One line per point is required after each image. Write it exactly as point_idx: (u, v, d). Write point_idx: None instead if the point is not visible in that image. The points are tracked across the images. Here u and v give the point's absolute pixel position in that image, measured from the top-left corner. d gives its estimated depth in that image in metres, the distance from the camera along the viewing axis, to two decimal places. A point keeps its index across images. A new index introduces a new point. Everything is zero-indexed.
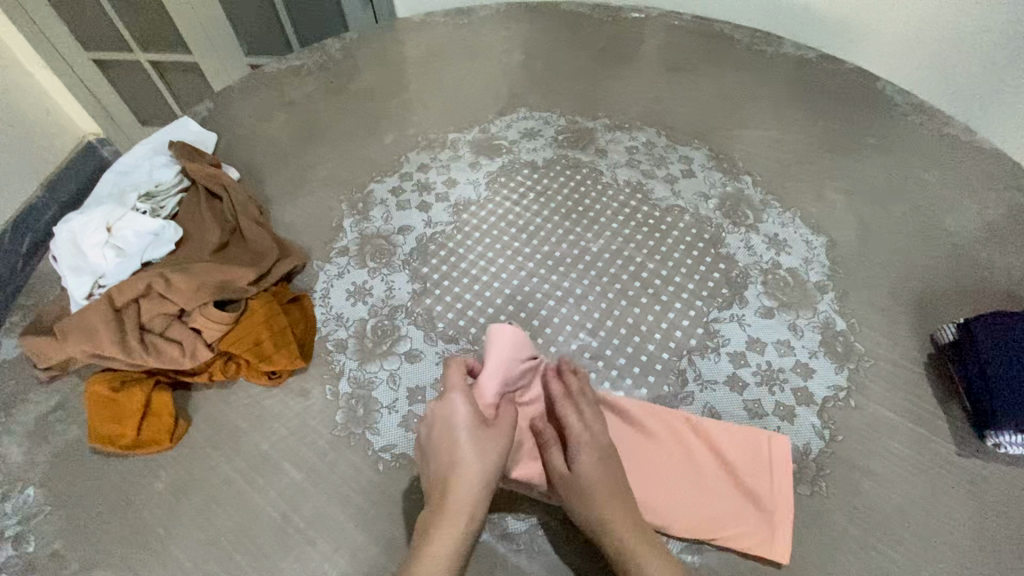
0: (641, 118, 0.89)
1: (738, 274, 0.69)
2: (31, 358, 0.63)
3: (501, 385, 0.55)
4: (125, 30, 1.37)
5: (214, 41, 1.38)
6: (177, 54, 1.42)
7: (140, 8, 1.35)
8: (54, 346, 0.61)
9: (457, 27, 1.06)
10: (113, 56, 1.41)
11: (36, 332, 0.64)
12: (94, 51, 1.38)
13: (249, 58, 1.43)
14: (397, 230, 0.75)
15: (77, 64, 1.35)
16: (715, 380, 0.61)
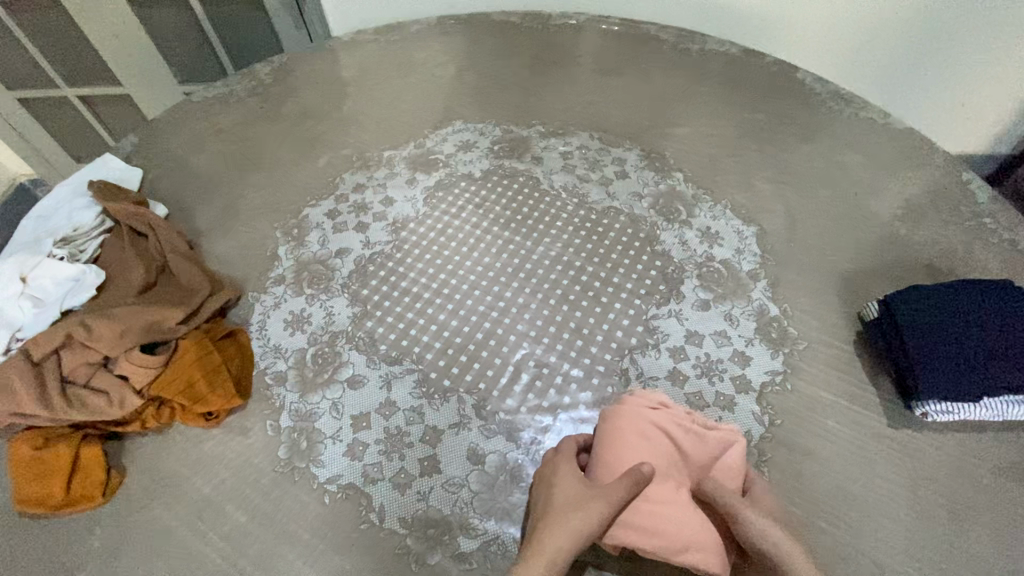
0: (574, 123, 0.90)
1: (674, 270, 0.70)
2: None
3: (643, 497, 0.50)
4: (48, 67, 1.31)
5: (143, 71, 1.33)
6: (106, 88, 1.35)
7: (60, 46, 1.28)
8: None
9: (389, 43, 1.06)
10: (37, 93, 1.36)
11: None
12: (16, 89, 1.35)
13: (183, 87, 1.38)
14: (334, 254, 0.73)
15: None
16: (657, 377, 0.61)
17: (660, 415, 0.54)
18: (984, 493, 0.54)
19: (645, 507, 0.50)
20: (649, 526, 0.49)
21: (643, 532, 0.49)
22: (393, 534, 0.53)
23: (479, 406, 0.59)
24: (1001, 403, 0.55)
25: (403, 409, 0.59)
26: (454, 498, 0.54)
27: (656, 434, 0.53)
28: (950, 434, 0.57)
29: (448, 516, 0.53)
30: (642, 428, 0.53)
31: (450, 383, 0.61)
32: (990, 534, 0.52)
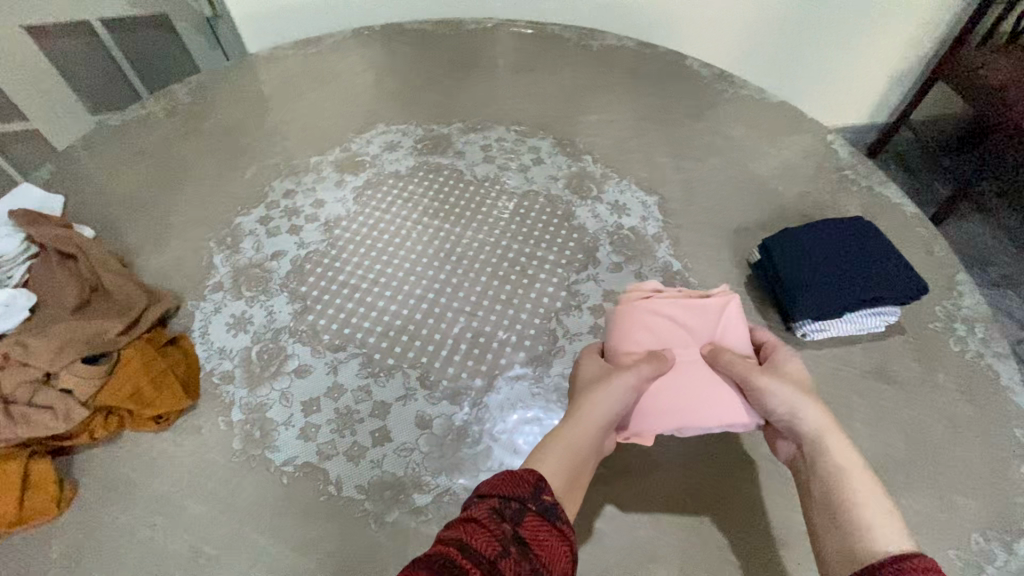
0: (490, 118, 0.96)
1: (589, 240, 0.78)
2: None
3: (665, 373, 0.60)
4: None
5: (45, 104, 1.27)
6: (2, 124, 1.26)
7: None
8: None
9: (307, 57, 1.10)
10: None
11: None
12: None
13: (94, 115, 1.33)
14: (270, 257, 0.76)
15: None
16: (581, 332, 0.68)
17: (663, 310, 0.63)
18: (857, 395, 0.64)
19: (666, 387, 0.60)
20: (672, 401, 0.59)
21: (671, 408, 0.59)
22: (351, 501, 0.56)
23: (422, 377, 0.64)
24: (860, 316, 0.66)
25: (351, 389, 0.63)
26: (406, 461, 0.58)
27: (666, 325, 0.62)
28: (827, 351, 0.67)
29: (402, 477, 0.57)
30: (650, 324, 0.62)
31: (393, 361, 0.66)
32: (863, 427, 0.62)
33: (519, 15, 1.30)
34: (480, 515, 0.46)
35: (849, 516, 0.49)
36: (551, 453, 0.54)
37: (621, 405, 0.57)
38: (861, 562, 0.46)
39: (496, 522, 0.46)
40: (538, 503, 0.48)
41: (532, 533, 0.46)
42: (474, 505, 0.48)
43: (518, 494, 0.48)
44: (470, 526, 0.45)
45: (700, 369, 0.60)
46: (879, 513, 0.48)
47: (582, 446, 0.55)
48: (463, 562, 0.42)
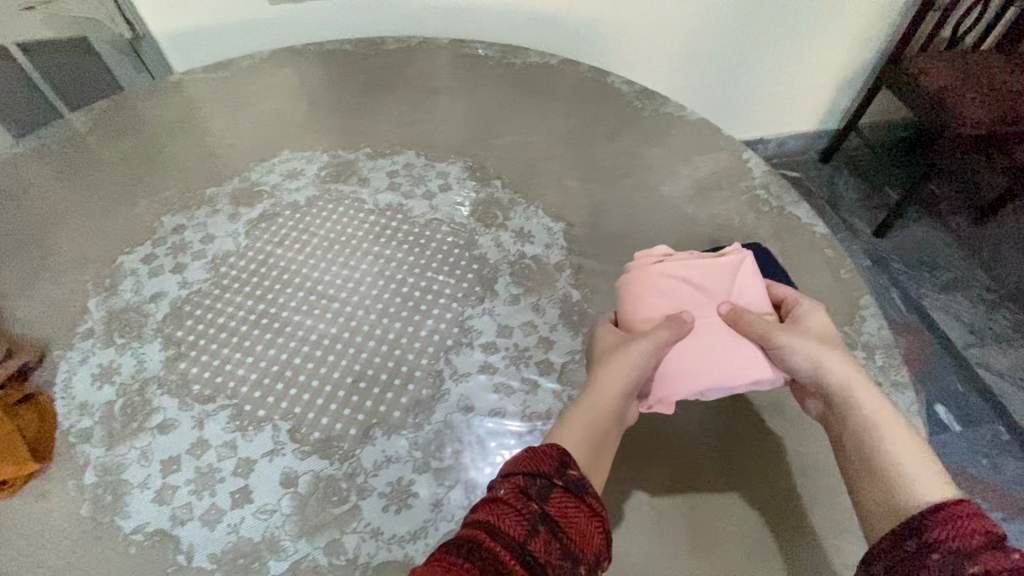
0: (400, 142, 0.93)
1: (489, 271, 0.74)
2: None
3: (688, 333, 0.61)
4: None
5: None
6: None
7: None
8: None
9: (219, 80, 1.06)
10: None
11: None
12: None
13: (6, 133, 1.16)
14: (148, 299, 0.72)
15: None
16: (470, 372, 0.64)
17: (675, 272, 0.64)
18: None
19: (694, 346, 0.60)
20: (700, 362, 0.59)
21: (702, 368, 0.59)
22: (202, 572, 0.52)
23: (294, 430, 0.60)
24: None
25: (216, 444, 0.59)
26: (264, 525, 0.54)
27: (680, 286, 0.63)
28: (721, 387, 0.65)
29: (258, 543, 0.53)
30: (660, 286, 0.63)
31: (266, 413, 0.61)
32: None
33: (449, 32, 1.27)
34: (507, 495, 0.49)
35: (892, 470, 0.52)
36: (579, 425, 0.56)
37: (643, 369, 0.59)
38: (904, 516, 0.49)
39: (524, 499, 0.48)
40: (565, 478, 0.50)
41: (558, 508, 0.49)
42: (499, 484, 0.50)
43: (541, 470, 0.50)
44: (497, 505, 0.48)
45: (723, 327, 0.61)
46: (919, 465, 0.51)
47: (609, 414, 0.57)
48: (494, 541, 0.45)
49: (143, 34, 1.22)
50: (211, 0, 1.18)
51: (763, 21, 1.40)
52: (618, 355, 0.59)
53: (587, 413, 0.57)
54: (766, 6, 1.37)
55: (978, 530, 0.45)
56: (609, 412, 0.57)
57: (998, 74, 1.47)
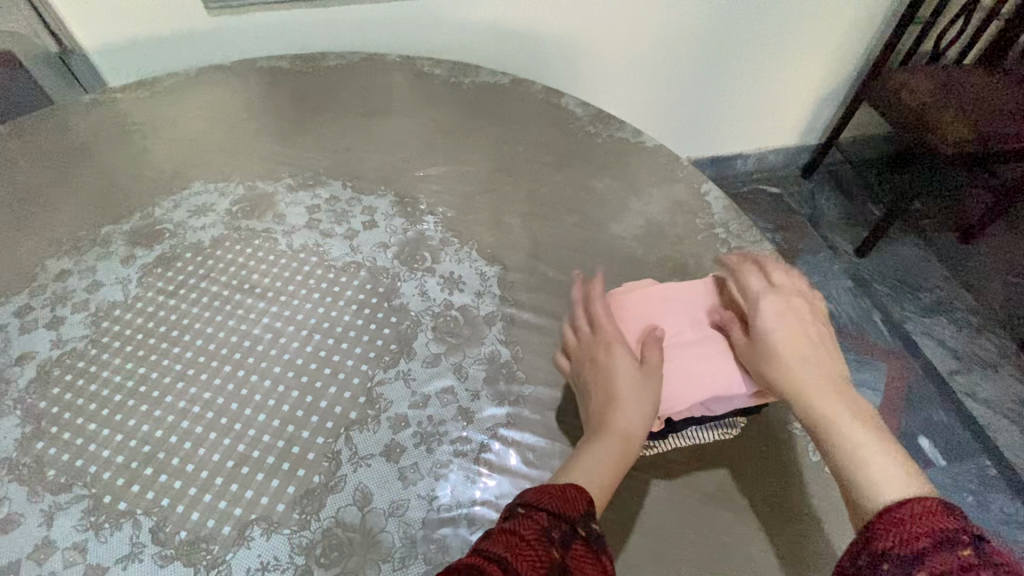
0: (327, 172, 0.85)
1: (408, 327, 0.66)
2: None
3: (680, 354, 0.56)
4: None
5: None
6: None
7: None
8: None
9: (138, 99, 0.96)
10: None
11: None
12: None
13: None
14: (15, 361, 0.63)
15: None
16: (371, 454, 0.55)
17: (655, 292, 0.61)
18: (694, 527, 0.53)
19: (688, 367, 0.56)
20: (699, 382, 0.55)
21: (699, 390, 0.55)
22: None
23: (156, 528, 0.51)
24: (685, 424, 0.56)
25: (63, 548, 0.50)
26: None
27: (665, 305, 0.60)
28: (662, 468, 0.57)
29: None
30: (646, 306, 0.60)
31: (127, 506, 0.52)
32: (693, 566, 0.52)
33: (401, 45, 1.18)
34: (528, 534, 0.42)
35: (864, 474, 0.46)
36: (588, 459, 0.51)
37: (639, 390, 0.53)
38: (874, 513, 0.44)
39: (543, 539, 0.42)
40: (588, 529, 0.44)
41: (581, 563, 0.42)
42: (519, 515, 0.44)
43: (569, 512, 0.45)
44: (511, 536, 0.43)
45: (717, 342, 0.57)
46: (893, 465, 0.46)
47: (620, 439, 0.52)
48: (499, 572, 0.40)
49: (73, 48, 1.10)
50: (134, 11, 1.06)
51: (735, 36, 1.33)
52: (621, 390, 0.54)
53: (595, 442, 0.52)
54: (737, 19, 1.29)
55: (934, 531, 0.40)
56: (614, 437, 0.52)
57: (978, 87, 1.41)
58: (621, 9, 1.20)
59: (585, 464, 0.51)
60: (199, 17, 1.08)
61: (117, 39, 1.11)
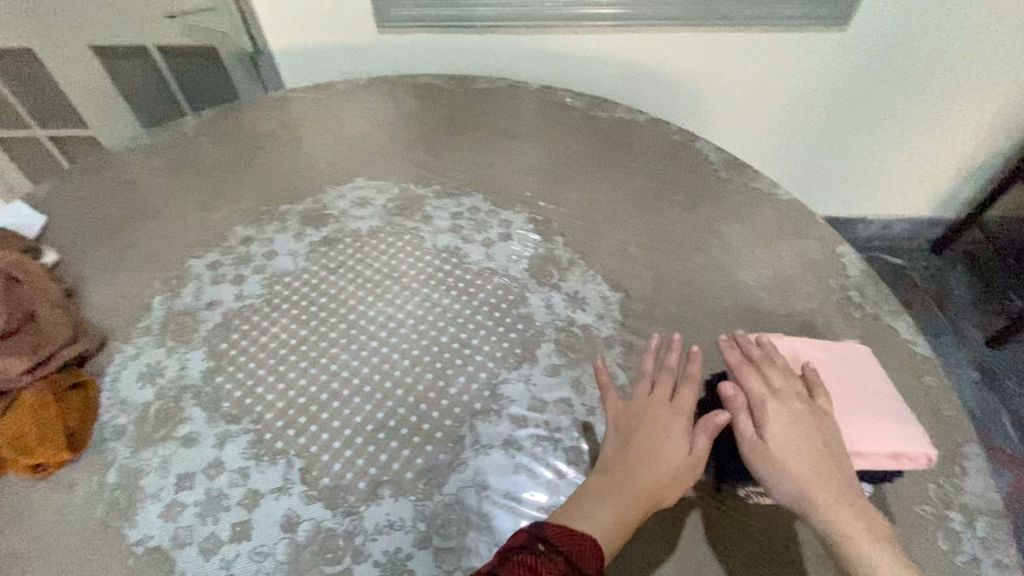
0: (471, 184, 0.93)
1: (533, 334, 0.70)
2: None
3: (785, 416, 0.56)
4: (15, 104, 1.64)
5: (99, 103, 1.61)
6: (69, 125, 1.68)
7: None
8: None
9: (315, 100, 1.11)
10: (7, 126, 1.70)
11: None
12: None
13: None
14: (206, 306, 0.75)
15: None
16: (491, 446, 0.60)
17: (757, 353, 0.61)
18: None
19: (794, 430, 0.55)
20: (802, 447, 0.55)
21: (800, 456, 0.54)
22: None
23: (305, 470, 0.58)
24: None
25: (230, 469, 0.59)
26: (258, 566, 0.53)
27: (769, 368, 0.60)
28: (768, 520, 0.58)
29: None
30: (749, 366, 0.60)
31: (282, 445, 0.60)
32: None
33: (539, 73, 1.26)
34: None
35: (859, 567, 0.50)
36: (595, 506, 0.53)
37: (658, 454, 0.57)
38: None
39: None
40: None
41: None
42: (543, 553, 0.48)
43: (589, 565, 0.48)
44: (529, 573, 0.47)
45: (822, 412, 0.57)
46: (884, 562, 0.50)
47: (634, 493, 0.54)
48: None
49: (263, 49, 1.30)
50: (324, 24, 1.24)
51: (876, 99, 1.29)
52: (642, 445, 0.57)
53: (619, 493, 0.54)
54: (882, 82, 1.25)
55: None
56: (632, 493, 0.54)
57: None
58: (759, 61, 1.21)
59: (597, 513, 0.53)
60: (369, 34, 1.24)
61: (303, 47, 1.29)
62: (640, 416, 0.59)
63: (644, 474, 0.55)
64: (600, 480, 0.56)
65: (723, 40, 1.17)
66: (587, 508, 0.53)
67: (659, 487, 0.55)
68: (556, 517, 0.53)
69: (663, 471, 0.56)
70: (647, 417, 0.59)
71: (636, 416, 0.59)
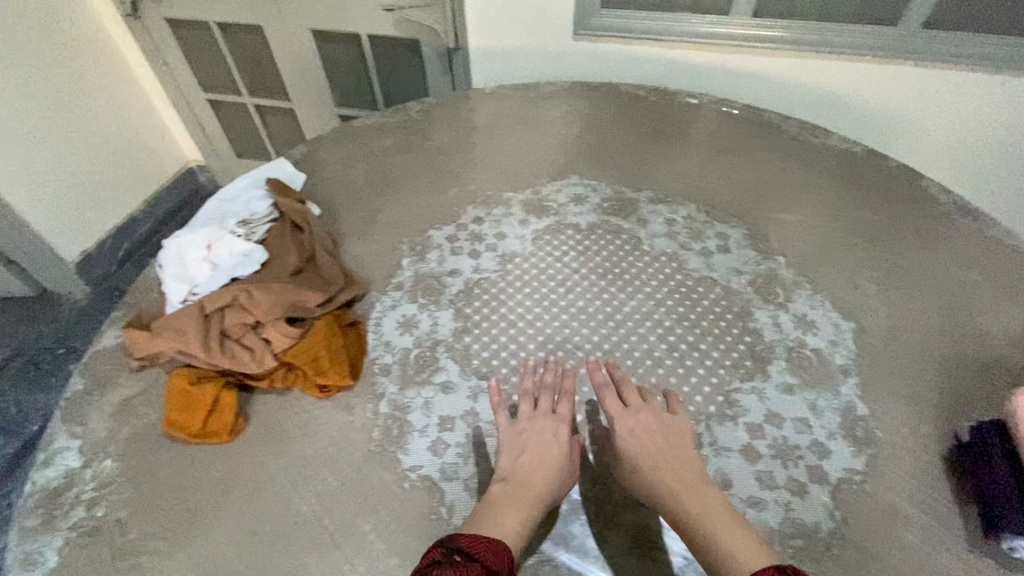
0: (683, 193, 0.95)
1: (763, 348, 0.71)
2: (129, 349, 0.73)
3: None
4: (239, 78, 1.90)
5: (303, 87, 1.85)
6: (277, 101, 1.93)
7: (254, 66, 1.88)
8: (149, 340, 0.70)
9: (523, 98, 1.18)
10: (223, 96, 1.96)
11: (137, 326, 0.74)
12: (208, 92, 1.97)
13: (337, 109, 1.88)
14: (448, 273, 0.84)
15: (194, 99, 1.97)
16: (730, 448, 0.62)
17: None
18: None
19: None
20: None
21: None
22: (458, 531, 0.58)
23: None
24: None
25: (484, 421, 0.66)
26: None
27: None
28: None
29: None
30: None
31: None
32: None
33: (733, 92, 1.26)
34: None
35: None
36: (506, 511, 0.56)
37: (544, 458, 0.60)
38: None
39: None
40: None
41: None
42: (456, 561, 0.50)
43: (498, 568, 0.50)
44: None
45: None
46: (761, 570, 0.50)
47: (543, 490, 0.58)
48: None
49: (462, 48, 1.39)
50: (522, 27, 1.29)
51: None
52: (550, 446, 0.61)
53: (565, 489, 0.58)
54: None
55: None
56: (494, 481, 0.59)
57: None
58: (992, 103, 1.12)
59: (502, 519, 0.55)
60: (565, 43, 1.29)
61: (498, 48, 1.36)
62: (536, 428, 0.63)
63: (539, 481, 0.58)
64: (499, 489, 0.58)
65: (950, 80, 1.11)
66: (496, 511, 0.56)
67: (553, 489, 0.58)
68: (466, 526, 0.56)
69: (544, 477, 0.59)
70: (537, 429, 0.63)
71: (525, 429, 0.63)
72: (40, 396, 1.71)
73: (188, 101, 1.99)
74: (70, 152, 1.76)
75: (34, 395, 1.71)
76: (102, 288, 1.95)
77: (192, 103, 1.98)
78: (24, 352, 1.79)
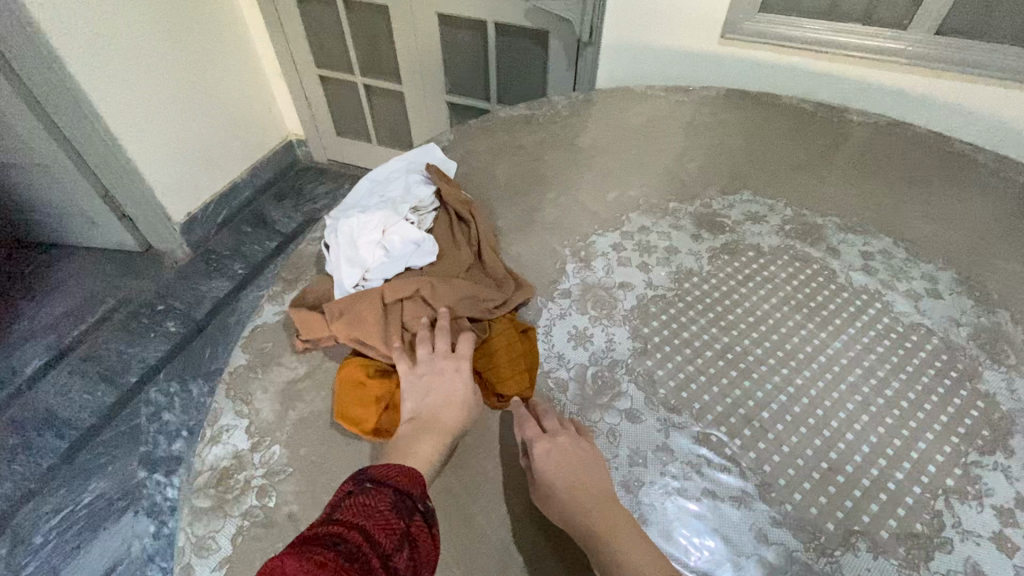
0: (875, 225, 0.85)
1: (1000, 417, 0.62)
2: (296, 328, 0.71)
3: None
4: (354, 56, 1.87)
5: (415, 70, 1.80)
6: (388, 83, 1.91)
7: (370, 46, 1.85)
8: (321, 325, 0.68)
9: (676, 101, 1.10)
10: (336, 73, 1.95)
11: (303, 306, 0.71)
12: (320, 67, 1.97)
13: (447, 96, 1.83)
14: (618, 285, 0.77)
15: (305, 72, 1.97)
16: (980, 534, 0.54)
17: None
18: None
19: None
20: None
21: None
22: None
23: (763, 488, 0.57)
24: None
25: (681, 459, 0.60)
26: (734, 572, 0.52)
27: None
28: None
29: None
30: None
31: (732, 453, 0.60)
32: None
33: (902, 114, 1.10)
34: (384, 505, 0.46)
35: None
36: (421, 447, 0.56)
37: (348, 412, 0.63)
38: None
39: (386, 509, 0.46)
40: (427, 506, 0.49)
41: (421, 535, 0.46)
42: (369, 490, 0.47)
43: (411, 490, 0.49)
44: (363, 509, 0.45)
45: None
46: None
47: (440, 415, 0.58)
48: (357, 539, 0.43)
49: (593, 42, 1.29)
50: (659, 27, 1.19)
51: None
52: (441, 377, 0.61)
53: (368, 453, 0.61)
54: None
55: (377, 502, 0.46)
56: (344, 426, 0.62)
57: None
58: None
59: (417, 449, 0.55)
60: (709, 42, 1.16)
61: (629, 44, 1.25)
62: (437, 368, 0.62)
63: (446, 415, 0.58)
64: (408, 428, 0.58)
65: None
66: (414, 443, 0.56)
67: (460, 422, 0.59)
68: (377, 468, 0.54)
69: (452, 414, 0.59)
70: (436, 368, 0.62)
71: (426, 368, 0.62)
72: (138, 348, 1.69)
73: (298, 74, 1.99)
74: (190, 114, 1.76)
75: (133, 346, 1.69)
76: (201, 250, 1.94)
77: (303, 76, 1.98)
78: (125, 303, 1.79)
